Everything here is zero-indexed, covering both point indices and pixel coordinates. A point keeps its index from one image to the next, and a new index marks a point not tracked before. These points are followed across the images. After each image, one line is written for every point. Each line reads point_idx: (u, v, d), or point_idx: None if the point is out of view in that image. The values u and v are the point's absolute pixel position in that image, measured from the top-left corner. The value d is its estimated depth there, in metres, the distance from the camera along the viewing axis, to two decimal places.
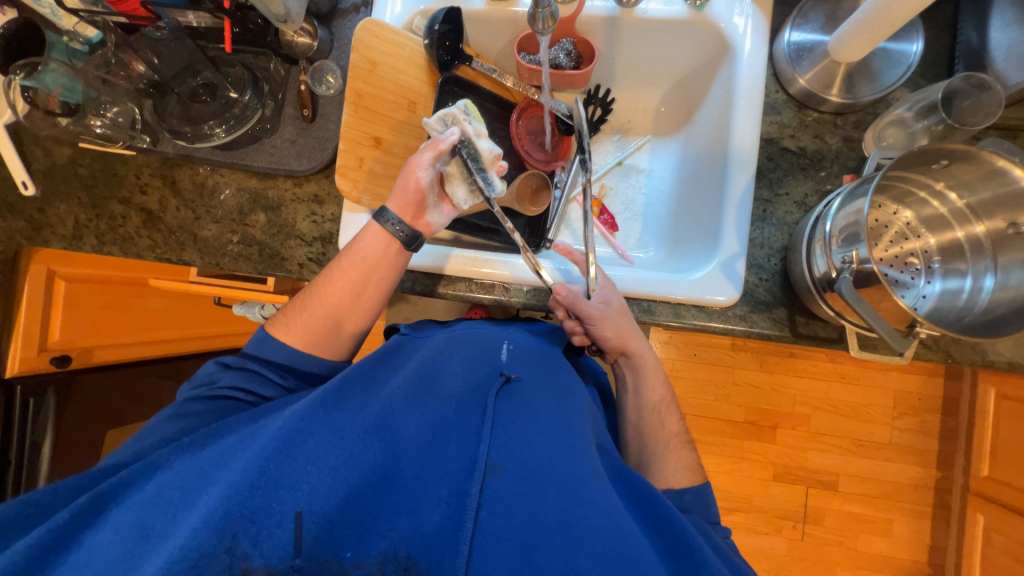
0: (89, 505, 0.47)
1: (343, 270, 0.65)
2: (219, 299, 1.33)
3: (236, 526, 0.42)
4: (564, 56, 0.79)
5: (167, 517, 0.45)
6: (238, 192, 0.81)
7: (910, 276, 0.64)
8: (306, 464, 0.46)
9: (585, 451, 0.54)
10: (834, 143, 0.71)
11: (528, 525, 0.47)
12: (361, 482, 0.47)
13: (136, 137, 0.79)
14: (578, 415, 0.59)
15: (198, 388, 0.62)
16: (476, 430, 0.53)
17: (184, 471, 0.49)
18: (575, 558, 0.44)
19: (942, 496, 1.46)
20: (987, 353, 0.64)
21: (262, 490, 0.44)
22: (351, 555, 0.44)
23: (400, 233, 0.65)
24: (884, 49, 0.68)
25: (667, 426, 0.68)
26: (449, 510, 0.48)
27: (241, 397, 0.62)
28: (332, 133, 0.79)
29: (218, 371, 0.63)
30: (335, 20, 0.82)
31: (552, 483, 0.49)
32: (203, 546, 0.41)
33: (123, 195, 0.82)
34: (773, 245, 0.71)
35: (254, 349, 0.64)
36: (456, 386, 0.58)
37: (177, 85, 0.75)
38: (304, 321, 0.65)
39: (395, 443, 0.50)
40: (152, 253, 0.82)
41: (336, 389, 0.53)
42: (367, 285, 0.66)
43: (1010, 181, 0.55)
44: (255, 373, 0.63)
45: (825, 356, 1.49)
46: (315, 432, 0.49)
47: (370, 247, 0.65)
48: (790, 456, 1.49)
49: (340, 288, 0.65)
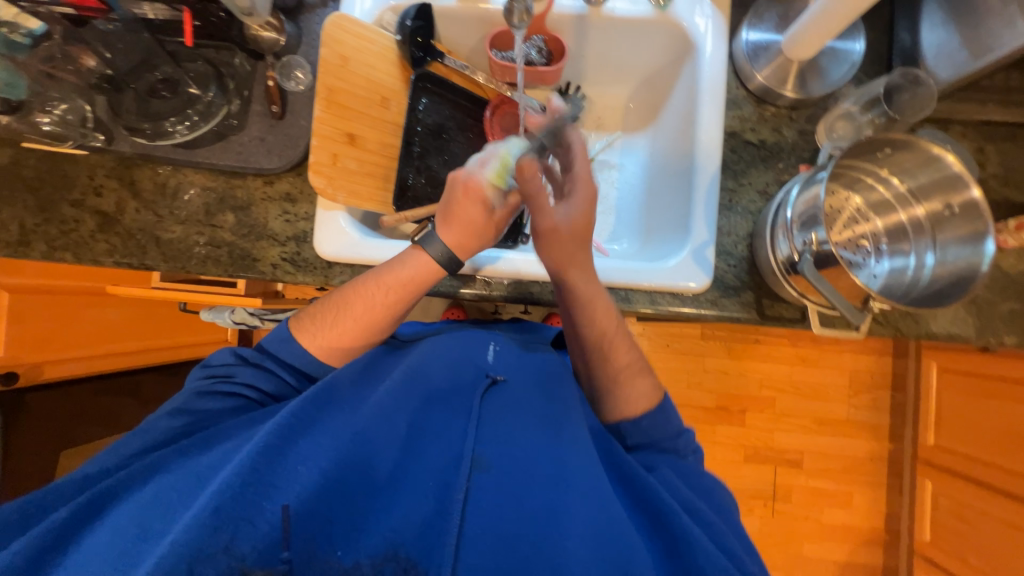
0: (87, 504, 0.46)
1: (381, 291, 0.61)
2: (183, 306, 1.27)
3: (225, 525, 0.42)
4: (535, 52, 0.81)
5: (163, 519, 0.45)
6: (203, 192, 0.78)
7: (862, 256, 0.68)
8: (297, 462, 0.47)
9: (578, 439, 0.54)
10: (791, 135, 0.76)
11: (516, 516, 0.47)
12: (351, 478, 0.47)
13: (88, 135, 0.74)
14: (569, 407, 0.58)
15: (212, 381, 0.59)
16: (464, 427, 0.54)
17: (180, 477, 0.48)
18: (563, 542, 0.46)
19: (895, 466, 1.58)
20: (929, 326, 0.70)
21: (253, 487, 0.44)
22: (343, 553, 0.44)
23: (449, 259, 0.62)
24: (831, 48, 0.73)
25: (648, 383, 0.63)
26: (438, 505, 0.48)
27: (247, 394, 0.59)
28: (304, 130, 0.77)
29: (235, 364, 0.60)
30: (302, 15, 0.80)
31: (540, 472, 0.51)
32: (192, 543, 0.40)
33: (75, 197, 0.77)
34: (739, 233, 0.74)
35: (274, 347, 0.61)
36: (441, 382, 0.58)
37: (133, 80, 0.73)
38: (333, 335, 0.61)
39: (382, 443, 0.50)
40: (110, 258, 0.77)
41: (324, 390, 0.53)
42: (406, 307, 0.63)
43: (943, 167, 0.61)
44: (272, 373, 0.60)
45: (787, 339, 1.57)
46: (304, 434, 0.49)
47: (413, 268, 0.62)
48: (758, 437, 1.57)
49: (376, 305, 0.61)
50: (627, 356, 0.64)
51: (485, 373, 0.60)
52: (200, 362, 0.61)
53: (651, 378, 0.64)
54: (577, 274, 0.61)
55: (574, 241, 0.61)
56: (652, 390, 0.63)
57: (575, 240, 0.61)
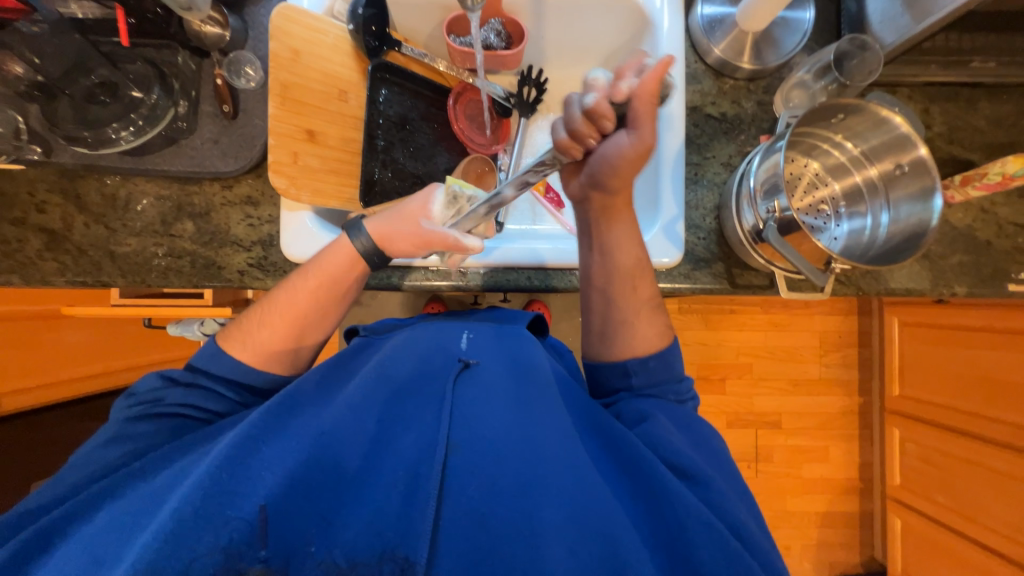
0: (30, 541, 0.45)
1: (309, 287, 0.60)
2: (149, 322, 1.22)
3: (191, 537, 0.42)
4: (494, 36, 0.80)
5: (121, 541, 0.44)
6: (158, 202, 0.74)
7: (823, 221, 0.70)
8: (261, 468, 0.47)
9: (552, 416, 0.54)
10: (750, 107, 0.77)
11: (485, 496, 0.48)
12: (318, 477, 0.48)
13: (23, 148, 0.69)
14: (542, 385, 0.57)
15: (139, 407, 0.55)
16: (435, 415, 0.53)
17: (137, 497, 0.48)
18: (536, 513, 0.48)
19: (865, 418, 1.67)
20: (888, 282, 0.74)
21: (217, 497, 0.44)
22: (317, 549, 0.45)
23: (371, 254, 0.62)
24: (783, 17, 0.74)
25: (653, 326, 0.61)
26: (410, 492, 0.48)
27: (191, 414, 0.56)
28: (260, 129, 0.74)
29: (163, 387, 0.56)
30: (247, 7, 0.77)
31: (513, 452, 0.51)
32: (156, 559, 0.40)
33: (15, 215, 0.73)
34: (706, 206, 0.76)
35: (204, 363, 0.58)
36: (410, 374, 0.57)
37: (66, 86, 0.66)
38: (260, 340, 0.59)
39: (348, 441, 0.50)
40: (61, 277, 0.73)
41: (286, 398, 0.52)
42: (336, 300, 0.61)
43: (892, 129, 0.64)
44: (208, 390, 0.57)
45: (760, 307, 1.62)
46: (269, 439, 0.49)
47: (337, 262, 0.61)
48: (739, 403, 1.63)
49: (303, 306, 0.60)
50: (643, 293, 0.62)
51: (457, 359, 0.59)
52: (123, 392, 0.57)
53: (664, 320, 0.63)
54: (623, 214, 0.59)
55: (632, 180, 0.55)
56: (662, 333, 0.61)
57: (628, 172, 0.53)
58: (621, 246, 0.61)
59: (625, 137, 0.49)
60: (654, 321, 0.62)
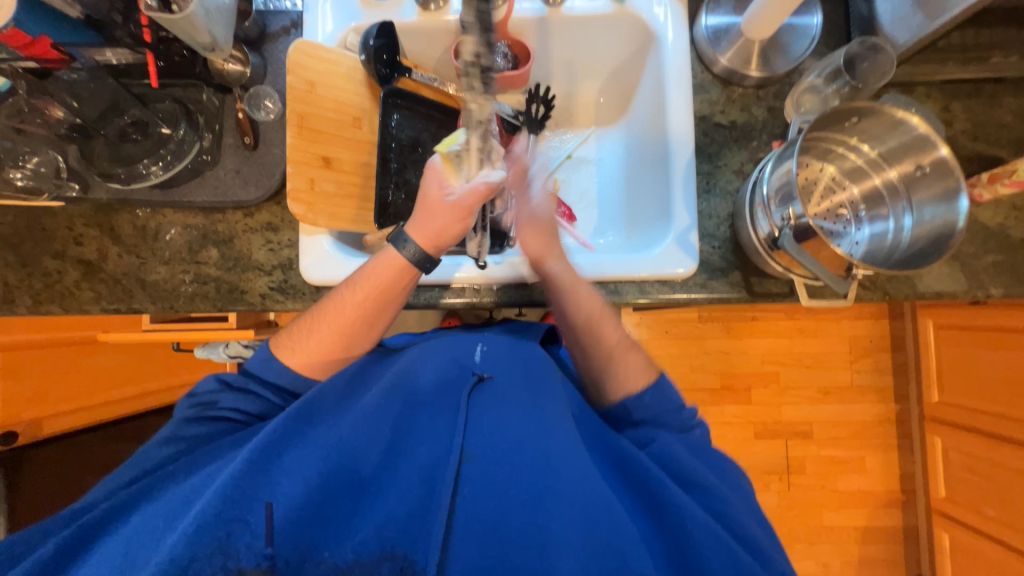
0: (74, 538, 0.47)
1: (357, 299, 0.60)
2: (179, 345, 1.26)
3: (216, 535, 0.44)
4: (500, 58, 0.80)
5: (150, 544, 0.46)
6: (185, 230, 0.78)
7: (842, 225, 0.70)
8: (279, 476, 0.48)
9: (565, 429, 0.53)
10: (760, 113, 0.76)
11: (499, 505, 0.48)
12: (333, 482, 0.48)
13: (63, 186, 0.74)
14: (555, 398, 0.57)
15: (196, 407, 0.57)
16: (450, 425, 0.54)
17: (171, 498, 0.50)
18: (546, 526, 0.47)
19: (904, 426, 1.59)
20: (917, 285, 0.71)
21: (237, 502, 0.46)
22: (328, 554, 0.46)
23: (421, 262, 0.63)
24: (789, 24, 0.74)
25: (631, 360, 0.62)
26: (422, 500, 0.49)
27: (235, 417, 0.58)
28: (279, 158, 0.77)
29: (218, 391, 0.58)
30: (265, 44, 0.81)
31: (525, 464, 0.50)
32: (182, 556, 0.42)
33: (56, 249, 0.77)
34: (720, 214, 0.75)
35: (256, 369, 0.59)
36: (427, 384, 0.57)
37: (102, 126, 0.71)
38: (312, 347, 0.60)
39: (365, 448, 0.51)
40: (96, 305, 0.77)
41: (307, 403, 0.53)
42: (381, 312, 0.62)
43: (909, 129, 0.61)
44: (256, 396, 0.59)
45: (784, 313, 1.58)
46: (289, 446, 0.50)
47: (383, 273, 0.61)
48: (767, 413, 1.58)
49: (354, 316, 0.61)
50: (616, 334, 0.64)
51: (472, 371, 0.59)
52: (184, 393, 0.59)
53: (644, 353, 0.63)
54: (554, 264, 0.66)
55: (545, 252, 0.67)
56: (646, 364, 0.62)
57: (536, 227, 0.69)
58: (574, 301, 0.65)
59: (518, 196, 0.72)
60: (633, 356, 0.62)
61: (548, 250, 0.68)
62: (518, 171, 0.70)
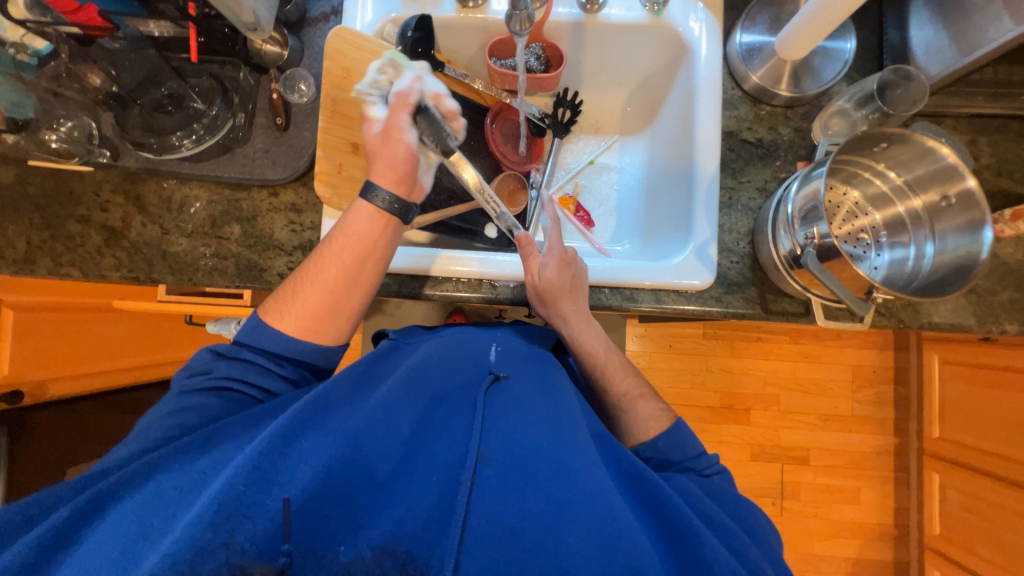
0: (87, 504, 0.47)
1: (336, 252, 0.61)
2: (189, 319, 1.27)
3: (231, 522, 0.43)
4: (535, 60, 0.83)
5: (167, 515, 0.46)
6: (209, 205, 0.79)
7: (863, 249, 0.70)
8: (297, 462, 0.47)
9: (580, 440, 0.54)
10: (787, 133, 0.77)
11: (516, 510, 0.48)
12: (348, 477, 0.48)
13: (95, 151, 0.75)
14: (569, 409, 0.58)
15: (192, 378, 0.58)
16: (467, 424, 0.54)
17: (181, 475, 0.49)
18: (563, 538, 0.47)
19: (902, 459, 1.58)
20: (931, 316, 0.71)
21: (256, 489, 0.45)
22: (345, 548, 0.45)
23: (393, 208, 0.62)
24: (823, 47, 0.75)
25: (643, 406, 0.66)
26: (439, 500, 0.48)
27: (244, 390, 0.59)
28: (308, 141, 0.78)
29: (212, 360, 0.59)
30: (304, 29, 0.82)
31: (543, 472, 0.50)
32: (199, 541, 0.42)
33: (81, 213, 0.78)
34: (740, 230, 0.75)
35: (246, 337, 0.59)
36: (446, 384, 0.58)
37: (137, 95, 0.71)
38: (299, 308, 0.60)
39: (384, 443, 0.50)
40: (116, 272, 0.77)
41: (322, 393, 0.52)
42: (365, 263, 0.62)
43: (938, 159, 0.62)
44: (250, 364, 0.59)
45: (789, 337, 1.58)
46: (307, 432, 0.50)
47: (363, 225, 0.61)
48: (764, 435, 1.57)
49: (334, 271, 0.60)
50: (630, 381, 0.68)
51: (488, 372, 0.60)
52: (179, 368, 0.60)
53: (656, 401, 0.67)
54: (564, 310, 0.68)
55: (559, 301, 0.68)
56: (659, 411, 0.65)
57: (554, 282, 0.68)
58: (587, 344, 0.69)
59: (544, 259, 0.69)
60: (647, 403, 0.66)
61: (564, 296, 0.68)
62: (525, 247, 0.70)
